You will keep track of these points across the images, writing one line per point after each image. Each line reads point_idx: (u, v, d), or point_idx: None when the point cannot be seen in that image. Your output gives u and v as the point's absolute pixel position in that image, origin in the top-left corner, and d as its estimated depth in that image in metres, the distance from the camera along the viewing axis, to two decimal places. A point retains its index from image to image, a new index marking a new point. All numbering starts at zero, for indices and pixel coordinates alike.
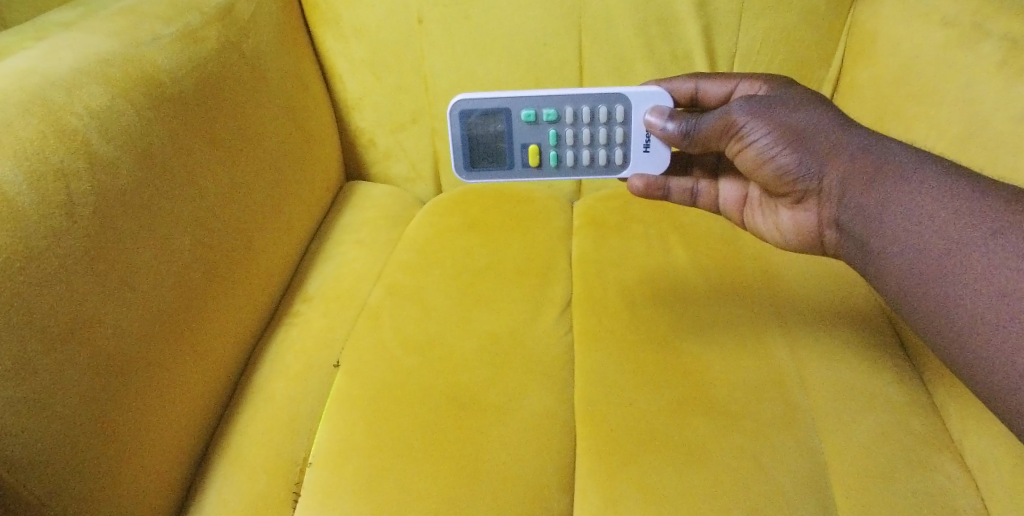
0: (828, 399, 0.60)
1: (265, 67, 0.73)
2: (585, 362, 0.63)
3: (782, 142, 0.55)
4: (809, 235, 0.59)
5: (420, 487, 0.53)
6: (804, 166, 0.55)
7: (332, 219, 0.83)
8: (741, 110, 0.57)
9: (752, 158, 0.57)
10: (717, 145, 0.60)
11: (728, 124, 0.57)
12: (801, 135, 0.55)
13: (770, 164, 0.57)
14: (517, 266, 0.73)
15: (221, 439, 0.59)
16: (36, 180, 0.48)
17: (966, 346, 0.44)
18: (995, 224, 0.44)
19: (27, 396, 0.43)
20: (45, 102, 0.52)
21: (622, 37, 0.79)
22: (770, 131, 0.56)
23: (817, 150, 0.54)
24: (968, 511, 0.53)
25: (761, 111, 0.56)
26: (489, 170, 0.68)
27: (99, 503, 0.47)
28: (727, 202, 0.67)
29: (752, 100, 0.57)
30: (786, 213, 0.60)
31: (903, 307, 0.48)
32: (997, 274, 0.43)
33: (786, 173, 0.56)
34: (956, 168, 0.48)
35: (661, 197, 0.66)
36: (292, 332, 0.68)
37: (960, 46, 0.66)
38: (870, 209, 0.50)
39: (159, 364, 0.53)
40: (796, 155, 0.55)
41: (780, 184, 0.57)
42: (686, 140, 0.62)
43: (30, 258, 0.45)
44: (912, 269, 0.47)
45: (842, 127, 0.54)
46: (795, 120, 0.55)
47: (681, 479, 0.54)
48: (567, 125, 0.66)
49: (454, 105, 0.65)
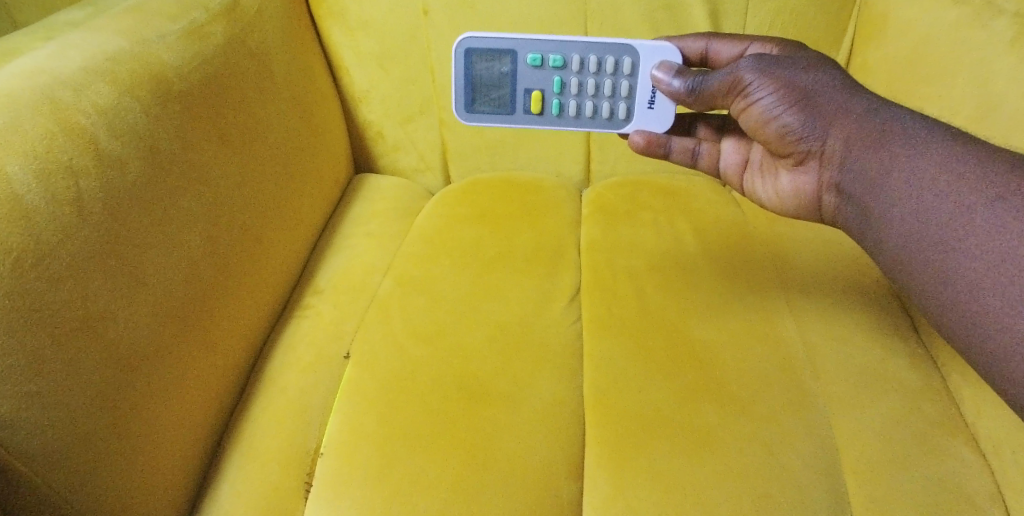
0: (840, 384, 0.60)
1: (272, 59, 0.74)
2: (595, 349, 0.63)
3: (787, 102, 0.55)
4: (807, 199, 0.59)
5: (430, 475, 0.54)
6: (808, 126, 0.54)
7: (342, 212, 0.83)
8: (749, 68, 0.56)
9: (756, 117, 0.57)
10: (722, 103, 0.59)
11: (735, 81, 0.57)
12: (807, 95, 0.54)
13: (774, 124, 0.56)
14: (527, 255, 0.73)
15: (235, 430, 0.60)
16: (45, 177, 0.48)
17: (964, 313, 0.44)
18: (997, 191, 0.44)
19: (41, 388, 0.44)
20: (54, 101, 0.52)
21: (629, 22, 0.78)
22: (779, 90, 0.55)
23: (821, 111, 0.54)
24: (980, 495, 0.53)
25: (771, 69, 0.56)
26: (490, 115, 0.66)
27: (116, 493, 0.48)
28: (727, 165, 0.67)
29: (762, 58, 0.57)
30: (786, 177, 0.60)
31: (900, 273, 0.48)
32: (996, 239, 0.42)
33: (789, 133, 0.56)
34: (960, 135, 0.48)
35: (662, 155, 0.67)
36: (303, 324, 0.68)
37: (973, 24, 0.65)
38: (873, 170, 0.50)
39: (171, 357, 0.54)
40: (801, 115, 0.55)
41: (783, 145, 0.57)
42: (692, 97, 0.61)
43: (42, 255, 0.46)
44: (912, 234, 0.47)
45: (849, 90, 0.54)
46: (802, 80, 0.55)
47: (690, 465, 0.54)
48: (572, 72, 0.65)
49: (460, 42, 0.64)
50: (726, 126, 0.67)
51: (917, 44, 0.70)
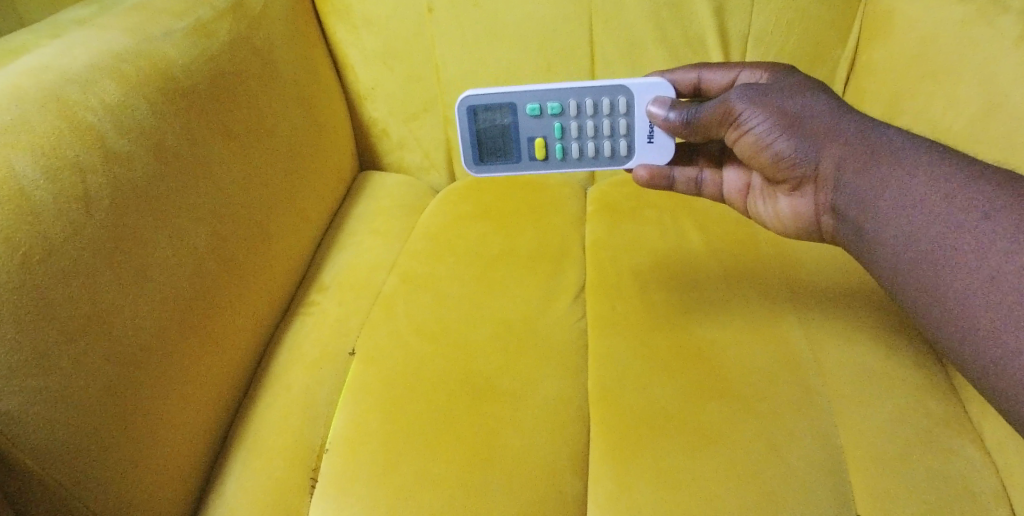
0: (845, 382, 0.59)
1: (277, 56, 0.74)
2: (599, 347, 0.63)
3: (779, 129, 0.55)
4: (806, 222, 0.58)
5: (435, 472, 0.54)
6: (799, 152, 0.54)
7: (347, 209, 0.83)
8: (739, 98, 0.56)
9: (749, 146, 0.57)
10: (717, 134, 0.59)
11: (727, 111, 0.57)
12: (797, 122, 0.54)
13: (766, 151, 0.56)
14: (532, 253, 0.73)
15: (241, 425, 0.60)
16: (52, 174, 0.48)
17: (959, 328, 0.43)
18: (986, 206, 0.44)
19: (51, 387, 0.44)
20: (61, 98, 0.53)
21: (633, 20, 0.78)
22: (770, 117, 0.55)
23: (812, 136, 0.54)
24: (985, 494, 0.53)
25: (760, 99, 0.56)
26: (497, 165, 0.66)
27: (124, 488, 0.48)
28: (730, 190, 0.65)
29: (751, 88, 0.57)
30: (783, 200, 0.60)
31: (900, 293, 0.48)
32: (987, 254, 0.42)
33: (782, 161, 0.56)
34: (949, 152, 0.48)
35: (667, 186, 0.66)
36: (308, 321, 0.68)
37: (980, 22, 0.64)
38: (865, 193, 0.50)
39: (177, 353, 0.54)
40: (794, 141, 0.54)
41: (776, 171, 0.57)
42: (687, 129, 0.61)
43: (49, 253, 0.46)
44: (905, 252, 0.47)
45: (839, 113, 0.54)
46: (792, 106, 0.55)
47: (694, 462, 0.54)
48: (571, 117, 0.64)
49: (461, 101, 0.64)
50: (725, 152, 0.66)
51: (923, 42, 0.70)
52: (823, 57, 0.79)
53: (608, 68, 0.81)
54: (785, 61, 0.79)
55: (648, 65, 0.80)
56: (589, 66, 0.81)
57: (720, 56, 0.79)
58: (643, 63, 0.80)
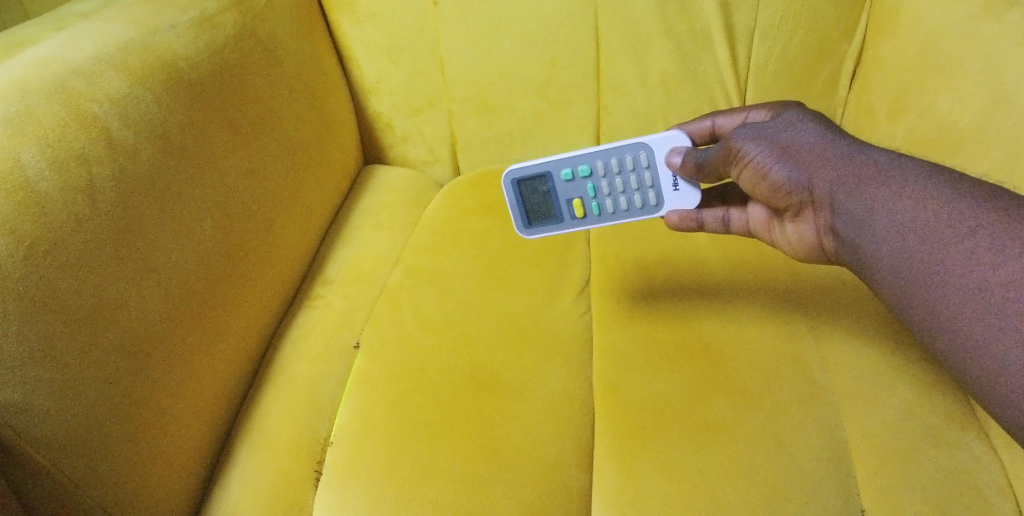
0: (851, 377, 0.59)
1: (282, 50, 0.74)
2: (604, 341, 0.63)
3: (773, 158, 0.54)
4: (812, 247, 0.56)
5: (439, 464, 0.54)
6: (795, 180, 0.53)
7: (352, 202, 0.83)
8: (739, 136, 0.56)
9: (749, 178, 0.56)
10: (725, 172, 0.59)
11: (729, 150, 0.56)
12: (791, 150, 0.53)
13: (765, 182, 0.55)
14: (536, 247, 0.73)
15: (246, 417, 0.60)
16: (57, 165, 0.48)
17: (955, 346, 0.43)
18: (974, 224, 0.43)
19: (55, 379, 0.44)
20: (67, 90, 0.53)
21: (638, 14, 0.77)
22: (765, 148, 0.54)
23: (805, 163, 0.52)
24: (990, 489, 0.53)
25: (756, 134, 0.55)
26: (543, 227, 0.67)
27: (128, 479, 0.48)
28: (758, 224, 0.61)
29: (749, 125, 0.56)
30: (789, 227, 0.58)
31: (901, 312, 0.46)
32: (977, 273, 0.42)
33: (778, 189, 0.54)
34: (938, 171, 0.47)
35: (697, 228, 0.64)
36: (312, 315, 0.68)
37: (988, 17, 0.64)
38: (859, 219, 0.48)
39: (182, 345, 0.54)
40: (788, 169, 0.53)
41: (774, 199, 0.55)
42: (700, 172, 0.60)
43: (54, 244, 0.46)
44: (899, 275, 0.46)
45: (830, 139, 0.53)
46: (784, 136, 0.54)
47: (699, 457, 0.54)
48: (602, 176, 0.64)
49: (505, 176, 0.66)
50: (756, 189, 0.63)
51: (932, 38, 0.69)
52: (828, 51, 0.78)
53: (614, 61, 0.80)
54: (791, 55, 0.78)
55: (652, 59, 0.80)
56: (594, 60, 0.80)
57: (725, 50, 0.78)
58: (649, 57, 0.80)
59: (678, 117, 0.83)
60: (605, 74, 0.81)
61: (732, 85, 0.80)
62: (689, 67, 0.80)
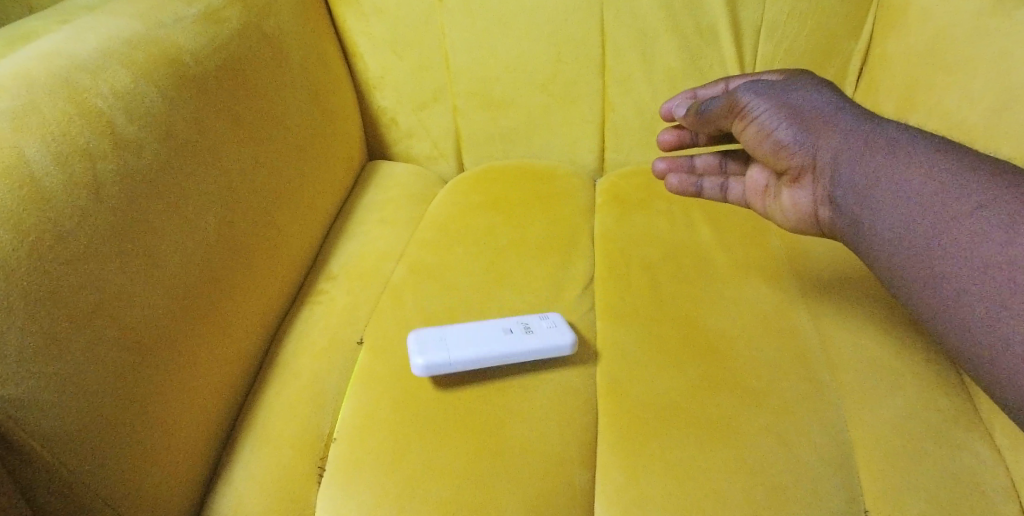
0: (856, 376, 0.59)
1: (287, 44, 0.74)
2: (608, 339, 0.63)
3: (780, 117, 0.58)
4: (805, 214, 0.59)
5: (443, 462, 0.54)
6: (798, 142, 0.57)
7: (356, 197, 0.83)
8: (748, 92, 0.61)
9: (753, 135, 0.60)
10: (727, 126, 0.64)
11: (734, 104, 0.61)
12: (798, 112, 0.57)
13: (769, 139, 0.59)
14: (540, 244, 0.73)
15: (250, 412, 0.60)
16: (62, 160, 0.49)
17: (954, 315, 0.46)
18: (979, 197, 0.46)
19: (59, 373, 0.44)
20: (71, 84, 0.52)
21: (645, 10, 0.77)
22: (773, 108, 0.58)
23: (811, 126, 0.56)
24: (994, 490, 0.52)
25: (765, 93, 0.60)
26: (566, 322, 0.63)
27: (132, 473, 0.48)
28: (753, 192, 0.66)
29: (760, 85, 0.61)
30: (786, 193, 0.61)
31: (896, 279, 0.49)
32: (981, 244, 0.45)
33: (781, 149, 0.58)
34: (944, 145, 0.50)
35: (695, 194, 0.72)
36: (316, 310, 0.68)
37: (998, 15, 0.63)
38: (857, 178, 0.52)
39: (186, 340, 0.54)
40: (793, 130, 0.57)
41: (777, 160, 0.59)
42: (702, 123, 0.65)
43: (59, 240, 0.46)
44: (900, 242, 0.49)
45: (839, 107, 0.56)
46: (793, 100, 0.58)
47: (702, 455, 0.54)
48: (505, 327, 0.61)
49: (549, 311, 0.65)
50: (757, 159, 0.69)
51: (940, 37, 0.68)
52: (835, 48, 0.78)
53: (619, 57, 0.80)
54: (798, 52, 0.78)
55: (658, 56, 0.79)
56: (600, 56, 0.80)
57: (732, 47, 0.78)
58: (655, 53, 0.79)
59: None
60: (611, 70, 0.81)
61: None
62: (695, 64, 0.79)
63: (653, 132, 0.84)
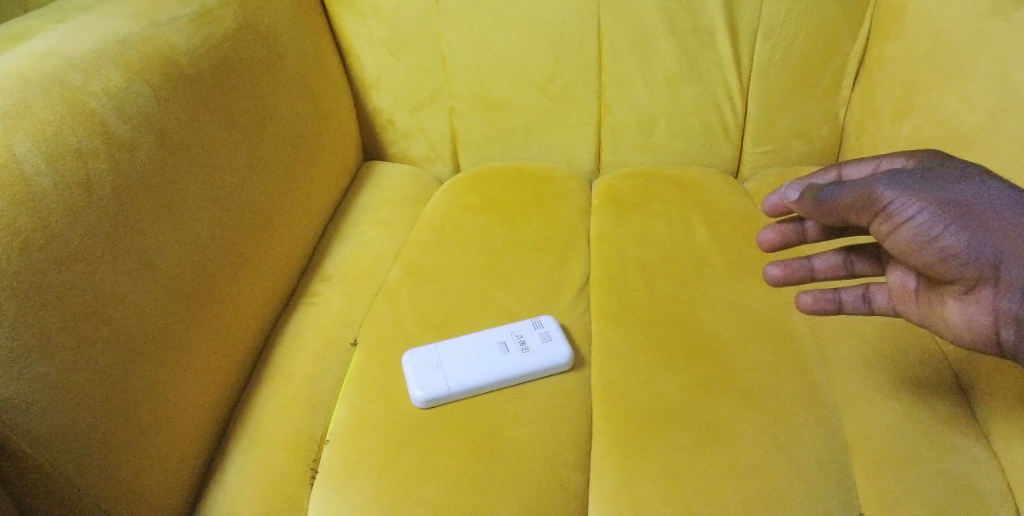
0: (853, 380, 0.59)
1: (283, 45, 0.73)
2: (603, 341, 0.63)
3: (945, 218, 0.47)
4: (981, 332, 0.49)
5: (437, 464, 0.54)
6: (973, 249, 0.47)
7: (352, 198, 0.83)
8: (885, 184, 0.49)
9: (905, 240, 0.49)
10: (856, 220, 0.52)
11: (871, 197, 0.50)
12: (966, 212, 0.47)
13: (931, 247, 0.48)
14: (536, 246, 0.73)
15: (243, 413, 0.60)
16: (53, 159, 0.48)
17: None
18: None
19: (49, 373, 0.44)
20: (64, 84, 0.52)
21: (642, 11, 0.77)
22: (928, 205, 0.48)
23: (990, 231, 0.47)
24: (991, 494, 0.52)
25: (913, 185, 0.49)
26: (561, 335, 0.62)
27: (122, 475, 0.48)
28: (903, 299, 0.54)
29: (899, 173, 0.50)
30: (951, 305, 0.50)
31: None
32: None
33: (950, 258, 0.48)
34: None
35: (835, 310, 0.60)
36: (311, 311, 0.68)
37: (995, 16, 0.63)
38: None
39: (178, 341, 0.54)
40: (965, 235, 0.47)
41: (943, 270, 0.49)
42: (826, 212, 0.53)
43: (50, 239, 0.46)
44: None
45: (1018, 204, 0.47)
46: (954, 193, 0.48)
47: (696, 459, 0.53)
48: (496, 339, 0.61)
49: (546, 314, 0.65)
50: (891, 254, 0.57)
51: (936, 38, 0.68)
52: (832, 50, 0.77)
53: (616, 59, 0.79)
54: (796, 54, 0.78)
55: (655, 57, 0.79)
56: (597, 58, 0.80)
57: (729, 49, 0.78)
58: (652, 55, 0.79)
59: (681, 115, 0.82)
60: (608, 72, 0.80)
61: (735, 84, 0.80)
62: (692, 65, 0.79)
63: (650, 134, 0.84)
